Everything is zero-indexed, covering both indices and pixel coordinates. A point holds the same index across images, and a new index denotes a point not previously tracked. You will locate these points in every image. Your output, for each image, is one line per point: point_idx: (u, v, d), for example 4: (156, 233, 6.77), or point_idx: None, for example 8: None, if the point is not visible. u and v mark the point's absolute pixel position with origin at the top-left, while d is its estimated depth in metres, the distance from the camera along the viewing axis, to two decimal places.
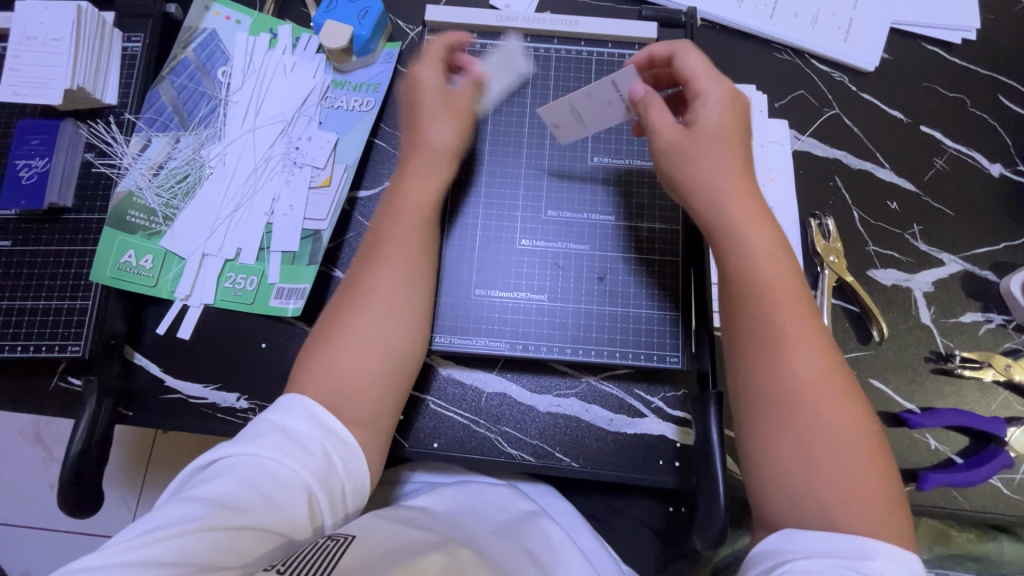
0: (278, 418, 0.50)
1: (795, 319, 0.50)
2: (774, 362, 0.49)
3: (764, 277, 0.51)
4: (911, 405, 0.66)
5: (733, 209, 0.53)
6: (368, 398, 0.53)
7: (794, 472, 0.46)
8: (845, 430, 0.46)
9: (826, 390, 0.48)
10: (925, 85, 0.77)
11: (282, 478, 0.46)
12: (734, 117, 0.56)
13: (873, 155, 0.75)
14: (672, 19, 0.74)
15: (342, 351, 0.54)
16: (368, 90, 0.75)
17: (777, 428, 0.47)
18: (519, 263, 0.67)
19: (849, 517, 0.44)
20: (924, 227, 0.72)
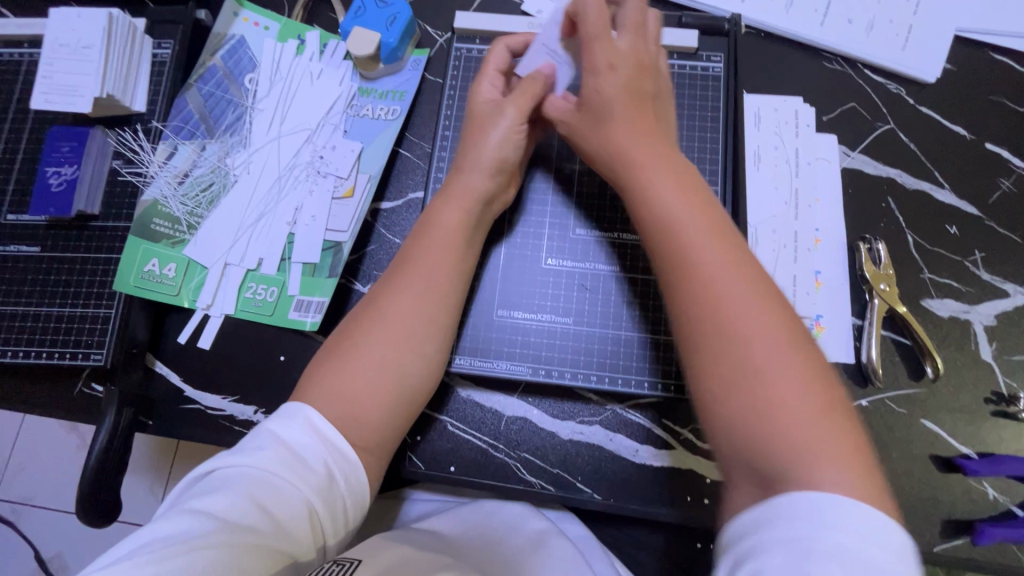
0: (280, 430, 0.49)
1: (715, 250, 0.44)
2: (694, 303, 0.43)
3: (675, 209, 0.47)
4: (967, 449, 0.61)
5: (626, 150, 0.51)
6: (374, 408, 0.52)
7: (730, 407, 0.40)
8: (787, 362, 0.40)
9: (768, 333, 0.41)
10: (991, 98, 0.71)
11: (285, 494, 0.45)
12: (619, 86, 0.52)
13: (931, 175, 0.69)
14: (715, 25, 0.69)
15: (357, 376, 0.52)
16: (394, 98, 0.74)
17: (710, 367, 0.42)
18: (544, 283, 0.64)
19: (793, 449, 0.37)
20: (987, 254, 0.66)
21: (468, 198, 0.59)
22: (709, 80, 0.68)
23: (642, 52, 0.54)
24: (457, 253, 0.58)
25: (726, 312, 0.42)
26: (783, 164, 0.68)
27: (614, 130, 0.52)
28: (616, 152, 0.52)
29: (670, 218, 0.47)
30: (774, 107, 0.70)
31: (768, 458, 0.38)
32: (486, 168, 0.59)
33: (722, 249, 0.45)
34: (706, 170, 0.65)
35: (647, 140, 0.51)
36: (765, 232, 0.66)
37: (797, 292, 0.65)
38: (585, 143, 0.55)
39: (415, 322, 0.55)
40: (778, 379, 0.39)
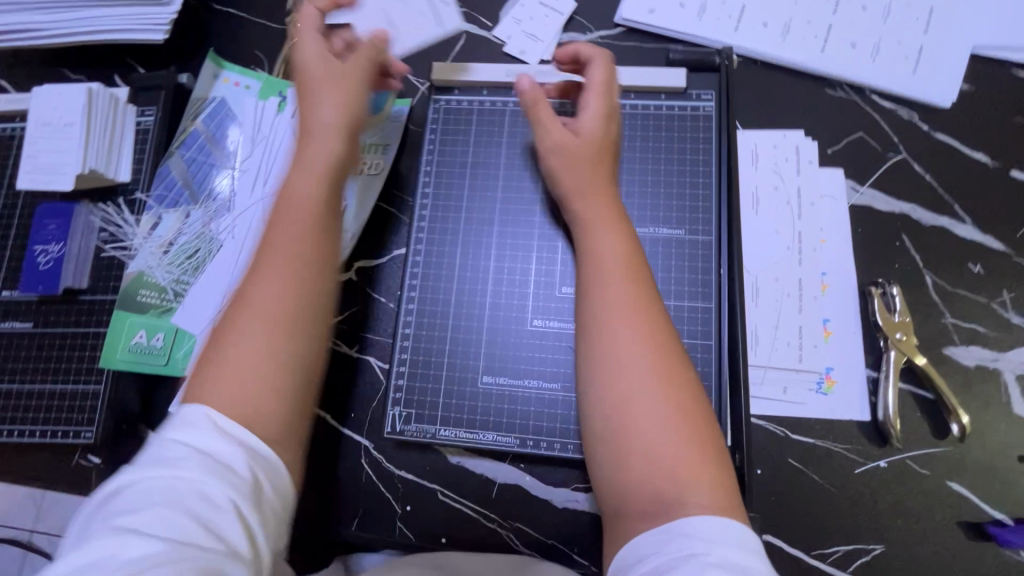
0: (181, 431, 0.39)
1: (619, 284, 0.49)
2: (599, 341, 0.48)
3: (604, 261, 0.51)
4: (1000, 513, 0.56)
5: (588, 203, 0.54)
6: (257, 399, 0.42)
7: (627, 430, 0.45)
8: (662, 397, 0.45)
9: (653, 366, 0.46)
10: (1016, 120, 0.65)
11: (207, 498, 0.36)
12: (607, 135, 0.56)
13: (950, 208, 0.64)
14: (705, 61, 0.66)
15: (234, 370, 0.43)
16: (377, 148, 0.70)
17: (605, 391, 0.47)
18: (531, 346, 0.59)
19: (678, 475, 0.42)
20: (1016, 294, 0.61)
21: (323, 166, 0.52)
22: (700, 120, 0.64)
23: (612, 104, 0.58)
24: (326, 215, 0.50)
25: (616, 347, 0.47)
26: (784, 206, 0.64)
27: (587, 174, 0.55)
28: (584, 190, 0.54)
29: (600, 256, 0.51)
30: (772, 143, 0.66)
31: (654, 477, 0.43)
32: (331, 129, 0.53)
33: (631, 283, 0.50)
34: (697, 219, 0.61)
35: (592, 183, 0.54)
36: (767, 280, 0.62)
37: (804, 344, 0.61)
38: (563, 168, 0.56)
39: (289, 297, 0.46)
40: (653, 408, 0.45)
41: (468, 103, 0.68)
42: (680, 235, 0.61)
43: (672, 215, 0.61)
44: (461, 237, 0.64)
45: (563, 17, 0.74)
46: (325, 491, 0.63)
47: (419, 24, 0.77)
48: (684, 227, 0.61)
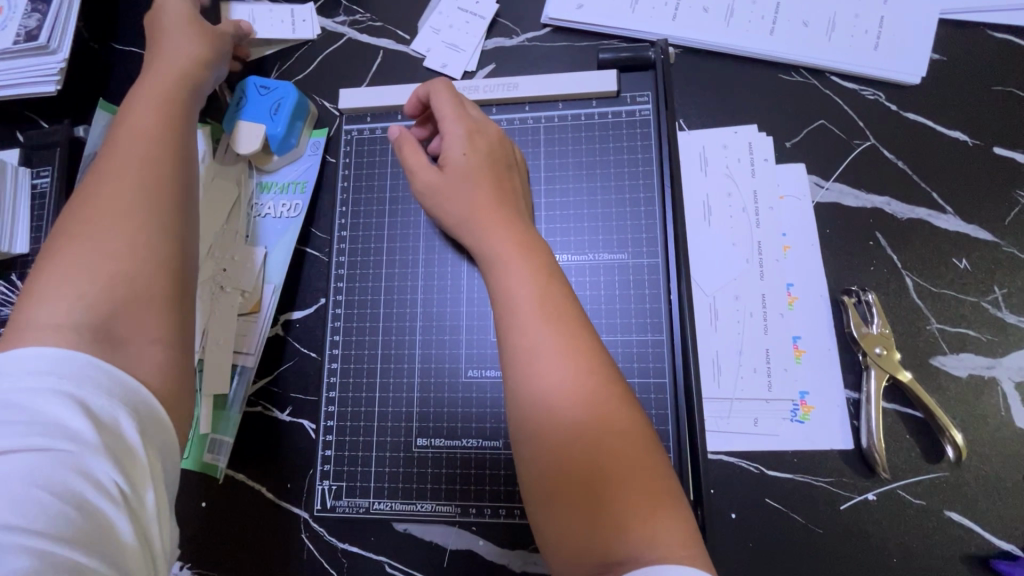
0: (49, 383, 0.33)
1: (539, 318, 0.40)
2: (523, 354, 0.40)
3: (512, 300, 0.41)
4: (1010, 543, 0.49)
5: (485, 235, 0.46)
6: (135, 271, 0.40)
7: (563, 454, 0.37)
8: (599, 407, 0.38)
9: (584, 371, 0.39)
10: (996, 89, 0.58)
11: (85, 472, 0.32)
12: (483, 155, 0.51)
13: (928, 197, 0.56)
14: (639, 57, 0.58)
15: (76, 258, 0.39)
16: (296, 190, 0.67)
17: (528, 406, 0.39)
18: (466, 401, 0.56)
19: (625, 511, 0.35)
20: (1009, 289, 0.54)
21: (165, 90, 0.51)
22: (637, 125, 0.58)
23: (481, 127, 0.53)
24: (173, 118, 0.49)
25: (534, 350, 0.40)
26: (739, 214, 0.57)
27: (475, 199, 0.48)
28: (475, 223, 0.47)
29: (511, 299, 0.42)
30: (721, 143, 0.59)
31: (599, 505, 0.36)
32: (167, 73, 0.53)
33: (546, 300, 0.41)
34: (640, 239, 0.55)
35: (482, 202, 0.48)
36: (726, 300, 0.55)
37: (773, 368, 0.54)
38: (444, 208, 0.50)
39: (132, 182, 0.43)
40: (589, 418, 0.38)
41: (383, 132, 0.63)
42: (623, 259, 0.55)
43: (613, 237, 0.55)
44: (386, 286, 0.60)
45: (485, 21, 0.67)
46: (265, 571, 0.58)
47: (332, 44, 0.71)
48: (627, 249, 0.55)
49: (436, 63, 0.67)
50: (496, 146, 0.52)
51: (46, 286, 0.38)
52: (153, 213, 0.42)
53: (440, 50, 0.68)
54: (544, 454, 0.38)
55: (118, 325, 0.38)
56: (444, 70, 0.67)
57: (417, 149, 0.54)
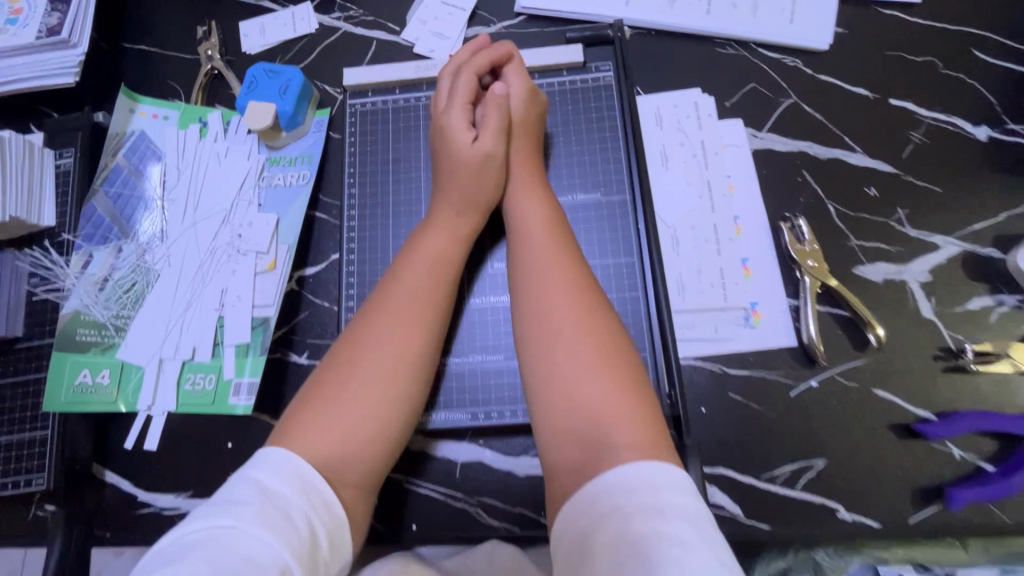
0: (261, 477, 0.44)
1: (546, 250, 0.54)
2: (528, 281, 0.54)
3: (529, 218, 0.58)
4: (926, 411, 0.60)
5: (516, 192, 0.60)
6: (366, 425, 0.52)
7: (550, 364, 0.48)
8: (605, 378, 0.46)
9: (573, 295, 0.51)
10: (888, 54, 0.71)
11: (255, 555, 0.38)
12: (534, 117, 0.64)
13: (842, 140, 0.68)
14: (599, 34, 0.70)
15: (340, 412, 0.51)
16: (303, 162, 0.74)
17: (544, 369, 0.48)
18: (470, 323, 0.64)
19: (595, 409, 0.45)
20: (910, 210, 0.66)
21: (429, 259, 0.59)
22: (601, 89, 0.68)
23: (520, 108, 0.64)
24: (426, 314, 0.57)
25: (539, 282, 0.53)
26: (691, 160, 0.68)
27: (513, 164, 0.62)
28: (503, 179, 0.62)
29: (526, 234, 0.57)
30: (673, 103, 0.70)
31: (575, 411, 0.46)
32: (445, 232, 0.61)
33: (555, 244, 0.55)
34: (610, 182, 0.65)
35: (521, 169, 0.62)
36: (685, 230, 0.66)
37: (727, 284, 0.64)
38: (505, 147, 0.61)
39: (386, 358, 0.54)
40: (595, 384, 0.46)
41: (383, 104, 0.72)
42: (596, 198, 0.65)
43: (588, 181, 0.65)
44: (394, 230, 0.69)
45: (466, 12, 0.77)
46: None
47: (329, 36, 0.79)
48: (599, 190, 0.65)
49: (424, 49, 0.77)
50: (539, 116, 0.65)
51: (316, 417, 0.50)
52: (393, 398, 0.53)
53: (428, 37, 0.77)
54: (543, 360, 0.49)
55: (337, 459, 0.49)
56: (432, 55, 0.77)
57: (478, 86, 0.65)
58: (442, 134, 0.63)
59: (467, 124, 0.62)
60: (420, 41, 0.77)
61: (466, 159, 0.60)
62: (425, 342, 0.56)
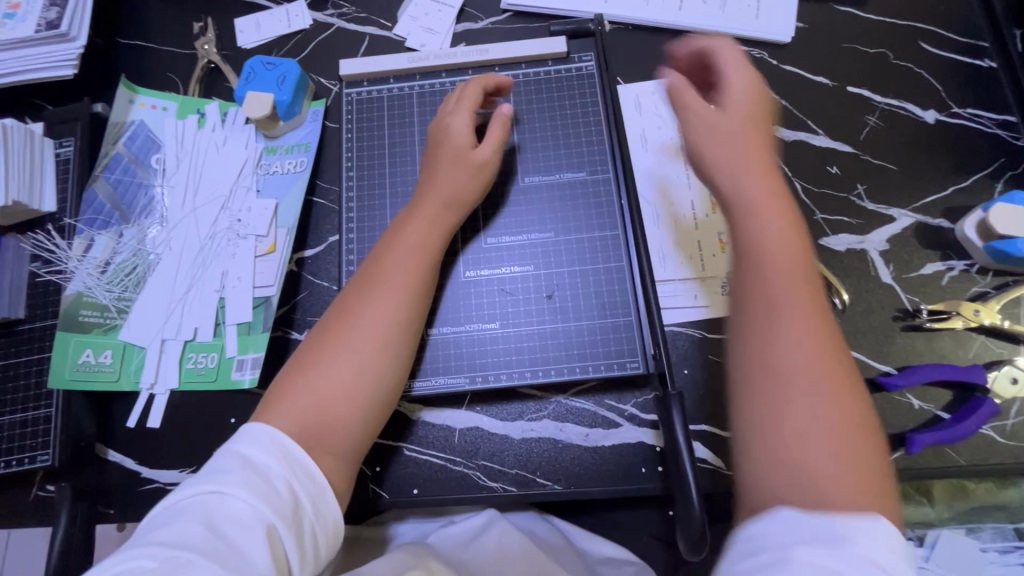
0: (244, 450, 0.49)
1: (769, 228, 0.46)
2: (757, 299, 0.44)
3: (769, 247, 0.46)
4: (887, 366, 0.65)
5: (722, 152, 0.51)
6: (345, 401, 0.55)
7: (772, 404, 0.41)
8: (836, 452, 0.39)
9: (798, 299, 0.44)
10: (844, 46, 0.77)
11: (241, 517, 0.45)
12: (759, 94, 0.54)
13: (806, 124, 0.74)
14: (581, 28, 0.75)
15: (323, 385, 0.55)
16: (300, 151, 0.76)
17: (755, 431, 0.41)
18: (467, 295, 0.67)
19: (820, 472, 0.38)
20: (869, 186, 0.72)
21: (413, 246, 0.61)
22: (584, 78, 0.73)
23: (763, 106, 0.54)
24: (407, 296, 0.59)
25: (773, 306, 0.44)
26: (669, 143, 0.73)
27: (731, 130, 0.52)
28: (716, 158, 0.51)
29: (737, 197, 0.49)
30: (651, 91, 0.75)
31: (788, 462, 0.39)
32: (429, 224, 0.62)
33: (790, 242, 0.46)
34: (595, 162, 0.70)
35: (767, 189, 0.48)
36: (664, 207, 0.71)
37: (705, 255, 0.69)
38: (704, 154, 0.52)
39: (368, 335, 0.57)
40: (828, 456, 0.38)
41: (378, 93, 0.75)
42: (582, 177, 0.70)
43: (574, 162, 0.70)
44: (390, 210, 0.71)
45: (454, 9, 0.81)
46: None
47: (323, 32, 0.83)
48: (585, 170, 0.70)
49: (415, 43, 0.81)
50: (766, 90, 0.55)
51: (296, 390, 0.54)
52: (373, 375, 0.57)
53: (419, 31, 0.81)
54: (754, 417, 0.41)
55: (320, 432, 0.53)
56: (423, 48, 0.81)
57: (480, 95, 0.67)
58: (442, 133, 0.66)
59: (470, 130, 0.66)
60: (412, 36, 0.81)
61: (464, 162, 0.64)
62: (407, 324, 0.59)
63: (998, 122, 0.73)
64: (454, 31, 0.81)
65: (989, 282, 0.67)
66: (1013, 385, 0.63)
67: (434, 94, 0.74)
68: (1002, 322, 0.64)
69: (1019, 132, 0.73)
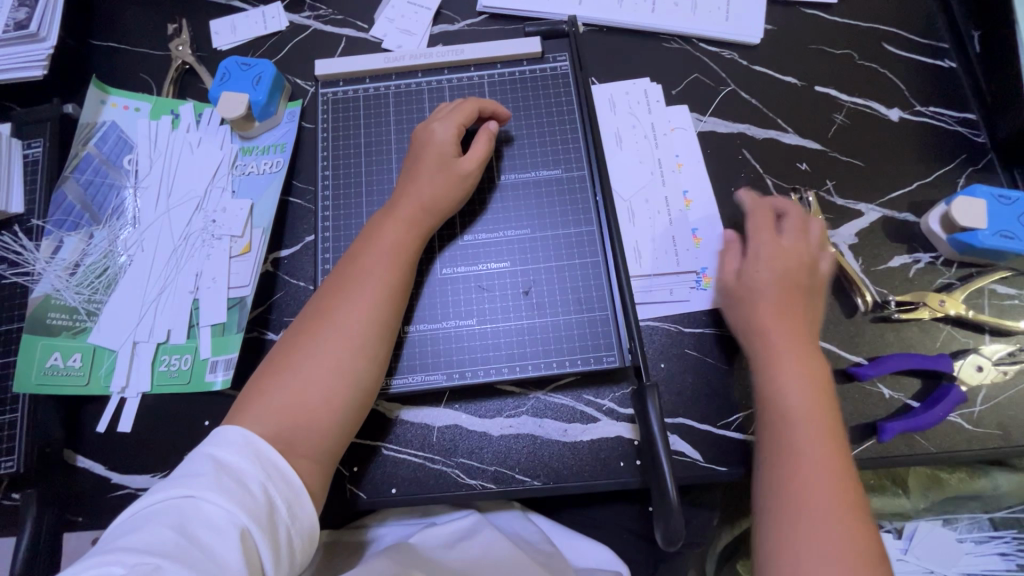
0: (217, 452, 0.49)
1: (791, 360, 0.57)
2: (769, 396, 0.56)
3: (791, 403, 0.55)
4: (858, 357, 0.66)
5: (761, 307, 0.61)
6: (317, 402, 0.55)
7: (788, 520, 0.50)
8: (844, 555, 0.47)
9: (829, 455, 0.52)
10: (811, 47, 0.80)
11: (215, 521, 0.44)
12: (797, 289, 0.61)
13: (776, 122, 0.76)
14: (555, 29, 0.76)
15: (296, 384, 0.55)
16: (276, 151, 0.76)
17: (779, 537, 0.50)
18: (444, 293, 0.67)
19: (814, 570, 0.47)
20: (838, 181, 0.73)
21: (388, 248, 0.61)
22: (559, 78, 0.74)
23: (803, 260, 0.63)
24: (382, 298, 0.59)
25: (779, 376, 0.56)
26: (643, 140, 0.74)
27: (763, 279, 0.62)
28: (749, 281, 0.63)
29: (758, 341, 0.60)
30: (625, 91, 0.77)
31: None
32: (402, 226, 0.62)
33: (814, 371, 0.57)
34: (570, 160, 0.71)
35: (790, 326, 0.59)
36: (639, 203, 0.72)
37: (679, 250, 0.70)
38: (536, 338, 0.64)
39: (343, 336, 0.57)
40: (835, 554, 0.47)
41: (354, 92, 0.75)
42: (558, 174, 0.70)
43: (550, 160, 0.71)
44: (367, 210, 0.71)
45: (430, 11, 0.82)
46: None
47: (299, 34, 0.83)
48: (561, 167, 0.70)
49: (392, 44, 0.81)
50: (788, 261, 0.63)
51: (268, 391, 0.54)
52: (348, 376, 0.56)
53: (396, 33, 0.82)
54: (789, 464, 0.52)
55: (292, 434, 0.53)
56: (400, 49, 0.81)
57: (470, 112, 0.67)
58: (426, 138, 0.66)
59: (454, 139, 0.66)
60: (389, 37, 0.81)
61: (447, 169, 0.65)
62: (383, 326, 0.59)
63: (959, 119, 0.76)
64: (430, 32, 0.82)
65: (954, 273, 0.69)
66: (979, 372, 0.64)
67: (410, 94, 0.75)
68: (966, 312, 0.66)
69: (979, 129, 0.76)
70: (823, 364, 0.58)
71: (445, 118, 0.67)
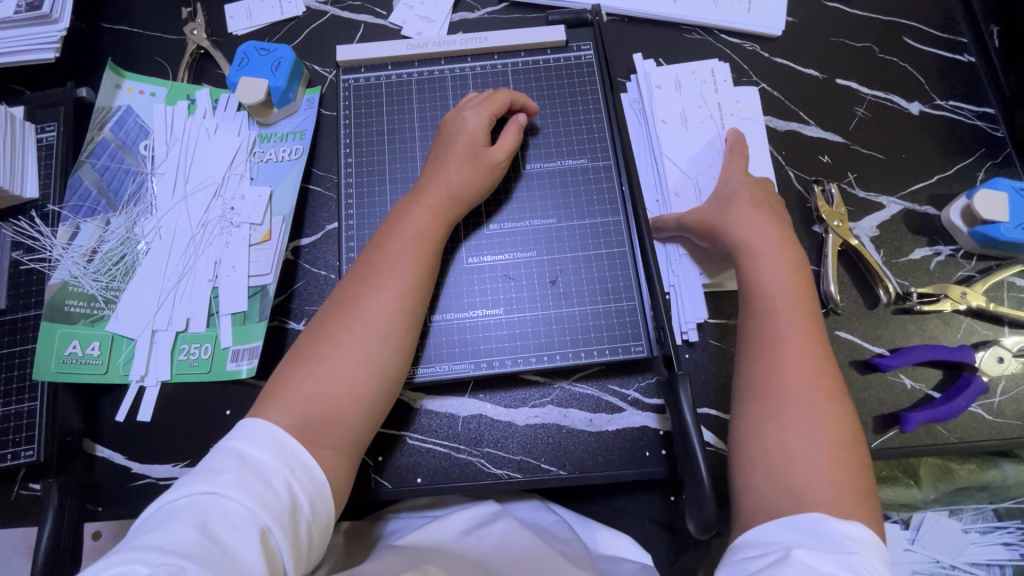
0: (241, 447, 0.48)
1: (773, 262, 0.58)
2: (754, 301, 0.56)
3: (775, 295, 0.56)
4: (880, 348, 0.67)
5: (742, 217, 0.61)
6: (346, 389, 0.54)
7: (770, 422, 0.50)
8: (820, 454, 0.47)
9: (810, 354, 0.52)
10: (833, 40, 0.80)
11: (237, 519, 0.44)
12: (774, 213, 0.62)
13: (797, 115, 0.76)
14: (579, 18, 0.76)
15: (323, 373, 0.54)
16: (295, 138, 0.75)
17: (756, 438, 0.50)
18: (470, 281, 0.66)
19: (801, 472, 0.47)
20: (859, 174, 0.74)
21: (417, 234, 0.61)
22: (583, 66, 0.74)
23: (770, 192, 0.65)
24: (414, 279, 0.59)
25: (765, 280, 0.57)
26: (708, 119, 0.74)
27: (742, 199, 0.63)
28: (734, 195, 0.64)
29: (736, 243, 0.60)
30: (690, 70, 0.76)
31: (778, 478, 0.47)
32: (430, 210, 0.62)
33: (794, 276, 0.57)
34: (595, 150, 0.71)
35: (760, 240, 0.59)
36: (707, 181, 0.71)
37: None
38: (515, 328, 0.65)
39: (374, 322, 0.56)
40: (811, 452, 0.48)
41: (376, 79, 0.75)
42: (582, 164, 0.70)
43: (575, 148, 0.71)
44: (390, 197, 0.70)
45: None
46: None
47: (318, 19, 0.81)
48: (586, 157, 0.70)
49: (412, 32, 0.80)
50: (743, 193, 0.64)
51: (295, 381, 0.54)
52: (377, 360, 0.56)
53: (415, 20, 0.80)
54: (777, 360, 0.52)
55: (323, 425, 0.52)
56: (420, 37, 0.80)
57: (501, 104, 0.67)
58: (457, 126, 0.66)
59: (485, 128, 0.65)
60: (408, 25, 0.80)
61: (478, 160, 0.64)
62: (414, 304, 0.59)
63: (978, 114, 0.76)
64: (450, 18, 0.81)
65: (975, 266, 0.70)
66: (1001, 363, 0.65)
67: (433, 82, 0.74)
68: (987, 304, 0.67)
69: (997, 124, 0.76)
70: (801, 268, 0.58)
71: (479, 106, 0.66)
